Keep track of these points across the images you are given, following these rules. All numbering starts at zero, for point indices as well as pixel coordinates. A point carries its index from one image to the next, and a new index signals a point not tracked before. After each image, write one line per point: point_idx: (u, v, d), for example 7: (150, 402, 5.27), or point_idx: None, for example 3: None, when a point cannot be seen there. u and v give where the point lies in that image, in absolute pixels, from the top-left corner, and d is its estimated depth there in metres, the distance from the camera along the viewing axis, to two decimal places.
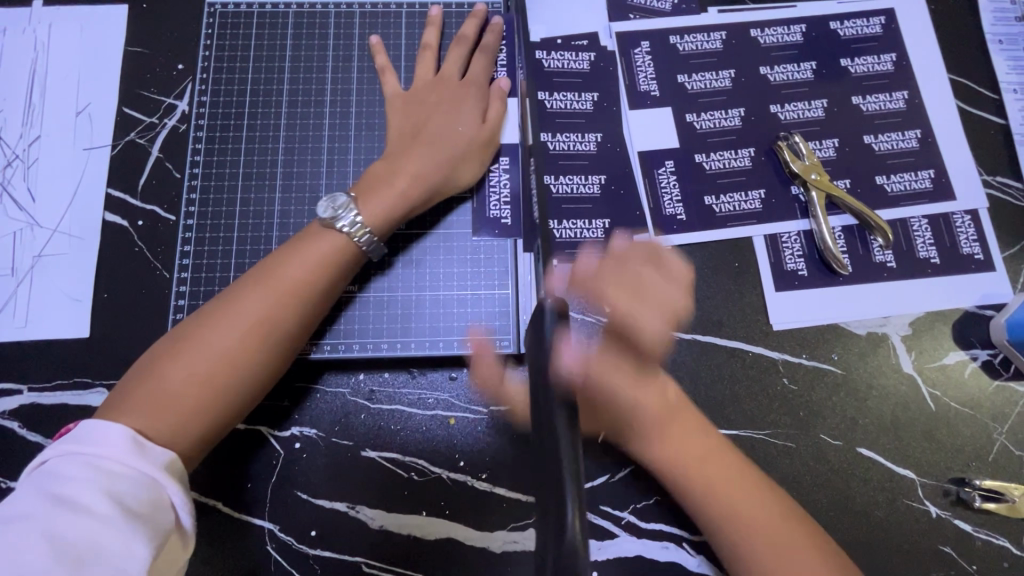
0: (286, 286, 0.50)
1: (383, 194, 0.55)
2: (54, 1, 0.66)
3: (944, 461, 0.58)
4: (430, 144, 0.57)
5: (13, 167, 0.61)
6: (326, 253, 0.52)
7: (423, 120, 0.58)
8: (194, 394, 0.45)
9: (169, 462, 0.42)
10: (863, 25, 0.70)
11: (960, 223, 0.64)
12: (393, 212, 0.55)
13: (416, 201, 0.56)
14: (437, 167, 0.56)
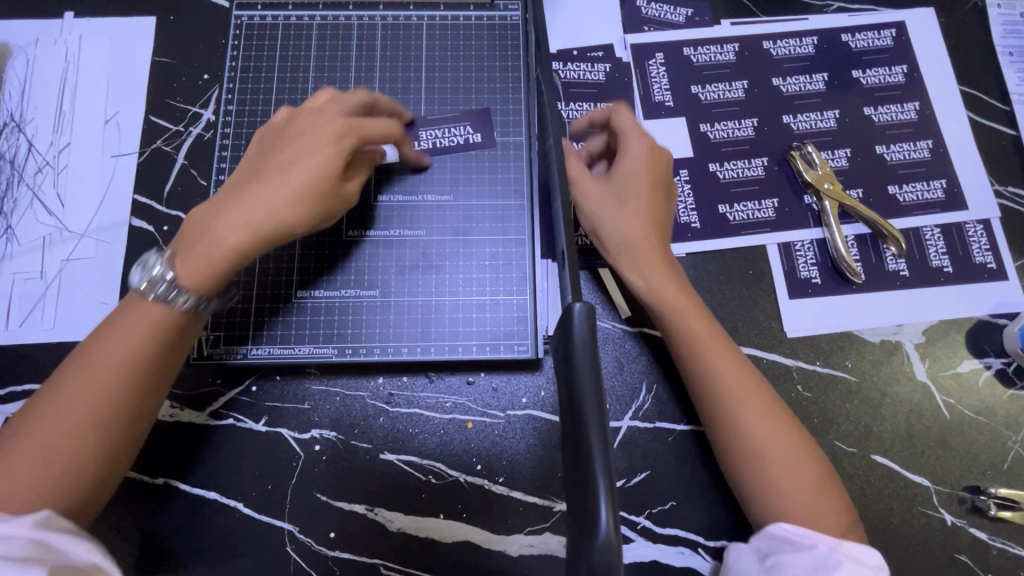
0: (118, 359, 0.46)
1: (200, 252, 0.48)
2: (85, 12, 0.68)
3: (958, 469, 0.59)
4: (265, 194, 0.49)
5: (43, 173, 0.63)
6: (155, 319, 0.47)
7: (271, 162, 0.51)
8: (39, 483, 0.42)
9: (45, 521, 0.41)
10: (874, 38, 0.71)
11: (972, 232, 0.65)
12: (209, 272, 0.47)
13: (237, 259, 0.48)
14: (269, 220, 0.48)
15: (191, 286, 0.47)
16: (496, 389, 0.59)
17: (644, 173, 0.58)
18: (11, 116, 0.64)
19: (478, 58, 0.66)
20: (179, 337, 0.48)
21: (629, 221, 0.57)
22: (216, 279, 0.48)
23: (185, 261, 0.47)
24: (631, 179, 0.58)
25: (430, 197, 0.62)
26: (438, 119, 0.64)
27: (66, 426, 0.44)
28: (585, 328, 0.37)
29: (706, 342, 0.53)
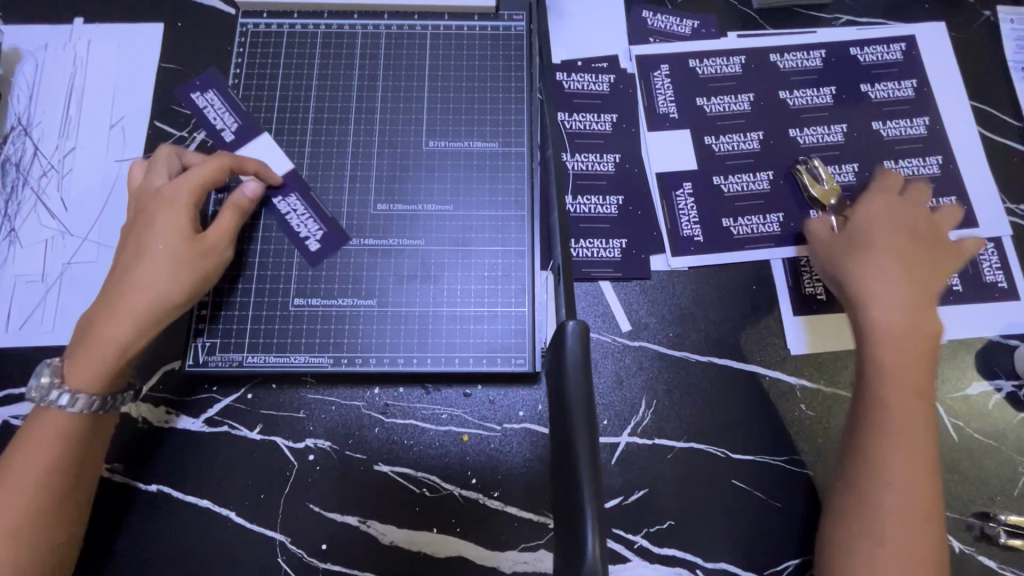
0: (26, 478, 0.48)
1: (87, 357, 0.49)
2: (95, 19, 0.68)
3: (967, 494, 0.57)
4: (135, 288, 0.51)
5: (48, 177, 0.63)
6: (56, 429, 0.49)
7: (132, 254, 0.52)
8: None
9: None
10: (884, 51, 0.70)
11: (983, 250, 0.64)
12: (103, 371, 0.50)
13: (128, 352, 0.50)
14: (148, 308, 0.51)
15: (87, 387, 0.49)
16: (493, 402, 0.58)
17: (895, 222, 0.57)
18: (18, 120, 0.65)
19: (481, 68, 0.66)
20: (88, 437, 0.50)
21: (867, 257, 0.55)
22: (112, 374, 0.50)
23: (72, 370, 0.49)
24: (879, 224, 0.57)
25: (430, 207, 0.62)
26: (440, 129, 0.64)
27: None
28: (574, 346, 0.38)
29: (901, 385, 0.50)
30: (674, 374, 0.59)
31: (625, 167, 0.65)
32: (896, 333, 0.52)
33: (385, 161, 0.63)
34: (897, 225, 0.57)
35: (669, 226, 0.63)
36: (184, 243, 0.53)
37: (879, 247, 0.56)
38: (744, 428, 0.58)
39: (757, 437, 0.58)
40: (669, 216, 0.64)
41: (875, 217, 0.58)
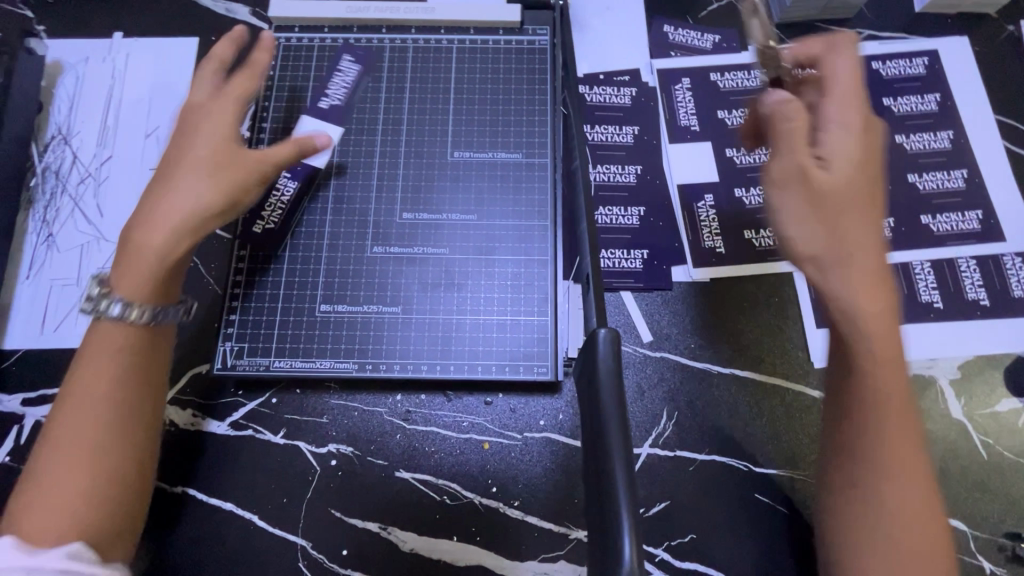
0: (93, 391, 0.44)
1: (137, 261, 0.47)
2: (133, 33, 0.71)
3: (998, 514, 0.56)
4: (179, 192, 0.49)
5: (85, 184, 0.66)
6: (115, 342, 0.46)
7: (177, 164, 0.50)
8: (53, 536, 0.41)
9: (74, 554, 0.40)
10: (906, 66, 0.70)
11: (1010, 265, 0.63)
12: (156, 274, 0.47)
13: (177, 253, 0.48)
14: (194, 210, 0.48)
15: (142, 292, 0.46)
16: (513, 410, 0.58)
17: (860, 162, 0.45)
18: (59, 129, 0.67)
19: (506, 81, 0.67)
20: (148, 349, 0.47)
21: (842, 229, 0.44)
22: (161, 279, 0.47)
23: (121, 278, 0.46)
24: (851, 178, 0.45)
25: (454, 217, 0.62)
26: (465, 140, 0.65)
27: (68, 471, 0.42)
28: (607, 355, 0.39)
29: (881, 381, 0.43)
30: (696, 385, 0.59)
31: (647, 178, 0.65)
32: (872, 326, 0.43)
33: (411, 170, 0.64)
34: (862, 166, 0.46)
35: (691, 238, 0.64)
36: (231, 157, 0.51)
37: (852, 214, 0.44)
38: (767, 441, 0.57)
39: (781, 450, 0.57)
40: (690, 227, 0.64)
41: (844, 166, 0.45)
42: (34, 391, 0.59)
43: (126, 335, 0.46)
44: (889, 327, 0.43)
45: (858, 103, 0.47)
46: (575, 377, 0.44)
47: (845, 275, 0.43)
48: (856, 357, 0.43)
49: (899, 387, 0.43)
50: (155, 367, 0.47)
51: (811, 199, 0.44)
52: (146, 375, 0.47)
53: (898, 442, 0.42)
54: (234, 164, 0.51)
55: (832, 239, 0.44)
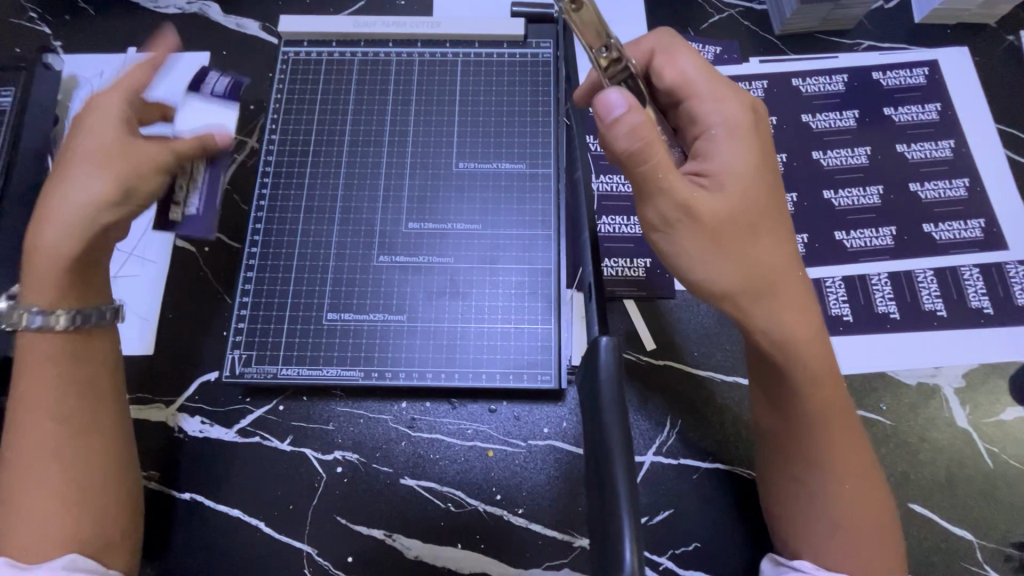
0: (38, 412, 0.48)
1: (40, 270, 0.49)
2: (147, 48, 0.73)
3: (1006, 524, 0.55)
4: (68, 192, 0.50)
5: None
6: (43, 356, 0.49)
7: (64, 166, 0.51)
8: (40, 538, 0.45)
9: (71, 561, 0.44)
10: (906, 76, 0.71)
11: (1014, 273, 0.63)
12: (53, 276, 0.49)
13: (74, 252, 0.49)
14: (82, 203, 0.49)
15: (53, 301, 0.49)
16: (518, 418, 0.59)
17: (753, 168, 0.46)
18: None
19: (509, 93, 0.68)
20: (85, 356, 0.51)
21: (749, 254, 0.45)
22: (61, 284, 0.49)
23: (28, 292, 0.49)
24: (748, 194, 0.45)
25: (458, 226, 0.63)
26: (469, 151, 0.66)
27: (34, 479, 0.46)
28: (608, 361, 0.39)
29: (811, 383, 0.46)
30: (699, 394, 0.59)
31: None
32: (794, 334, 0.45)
33: (416, 181, 0.65)
34: (755, 170, 0.46)
35: None
36: (123, 147, 0.51)
37: (756, 232, 0.45)
38: None
39: None
40: None
41: (737, 182, 0.45)
42: None
43: (54, 345, 0.49)
44: (812, 325, 0.46)
45: (733, 97, 0.49)
46: (580, 390, 0.43)
47: (764, 305, 0.45)
48: (784, 370, 0.47)
49: (829, 387, 0.47)
50: (95, 371, 0.51)
51: (711, 232, 0.44)
52: (88, 381, 0.50)
53: (835, 434, 0.47)
54: (125, 152, 0.51)
55: (747, 268, 0.44)
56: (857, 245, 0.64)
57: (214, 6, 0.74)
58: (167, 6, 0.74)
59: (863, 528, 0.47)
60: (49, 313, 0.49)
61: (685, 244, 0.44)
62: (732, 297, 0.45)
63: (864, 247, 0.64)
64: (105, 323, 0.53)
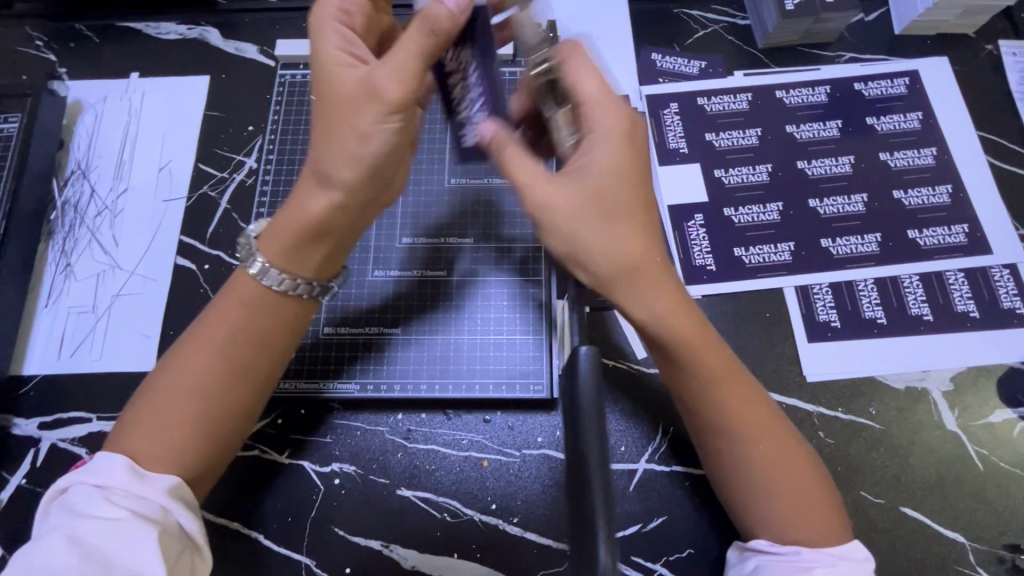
0: (213, 340, 0.48)
1: (279, 226, 0.49)
2: (149, 73, 0.75)
3: (997, 526, 0.56)
4: (322, 162, 0.47)
5: (102, 216, 0.69)
6: (243, 296, 0.49)
7: (320, 110, 0.47)
8: (161, 452, 0.45)
9: (172, 487, 0.44)
10: (888, 86, 0.73)
11: (998, 277, 0.64)
12: (282, 246, 0.49)
13: (323, 227, 0.48)
14: (341, 179, 0.46)
15: (275, 261, 0.49)
16: (512, 428, 0.59)
17: (621, 161, 0.46)
18: (78, 165, 0.71)
19: None
20: (278, 317, 0.50)
21: (613, 243, 0.45)
22: (293, 254, 0.49)
23: (263, 238, 0.50)
24: (607, 186, 0.46)
25: (451, 240, 0.65)
26: (462, 166, 0.68)
27: (181, 401, 0.46)
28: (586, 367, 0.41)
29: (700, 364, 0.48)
30: None
31: None
32: (668, 326, 0.47)
33: (411, 196, 0.67)
34: (622, 169, 0.46)
35: (682, 257, 0.66)
36: (354, 100, 0.45)
37: (613, 224, 0.46)
38: None
39: None
40: (682, 246, 0.66)
41: (603, 175, 0.46)
42: (50, 415, 0.61)
43: (256, 293, 0.49)
44: (682, 309, 0.47)
45: (616, 101, 0.48)
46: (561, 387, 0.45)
47: (629, 289, 0.46)
48: (669, 352, 0.48)
49: (714, 359, 0.48)
50: (277, 333, 0.50)
51: (576, 220, 0.45)
52: (265, 339, 0.49)
53: (731, 409, 0.48)
54: (359, 101, 0.45)
55: (613, 257, 0.45)
56: (844, 252, 0.65)
57: (213, 31, 0.77)
58: (168, 32, 0.77)
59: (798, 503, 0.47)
60: (269, 270, 0.49)
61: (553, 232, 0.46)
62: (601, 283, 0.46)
63: (850, 253, 0.65)
64: (313, 298, 0.52)
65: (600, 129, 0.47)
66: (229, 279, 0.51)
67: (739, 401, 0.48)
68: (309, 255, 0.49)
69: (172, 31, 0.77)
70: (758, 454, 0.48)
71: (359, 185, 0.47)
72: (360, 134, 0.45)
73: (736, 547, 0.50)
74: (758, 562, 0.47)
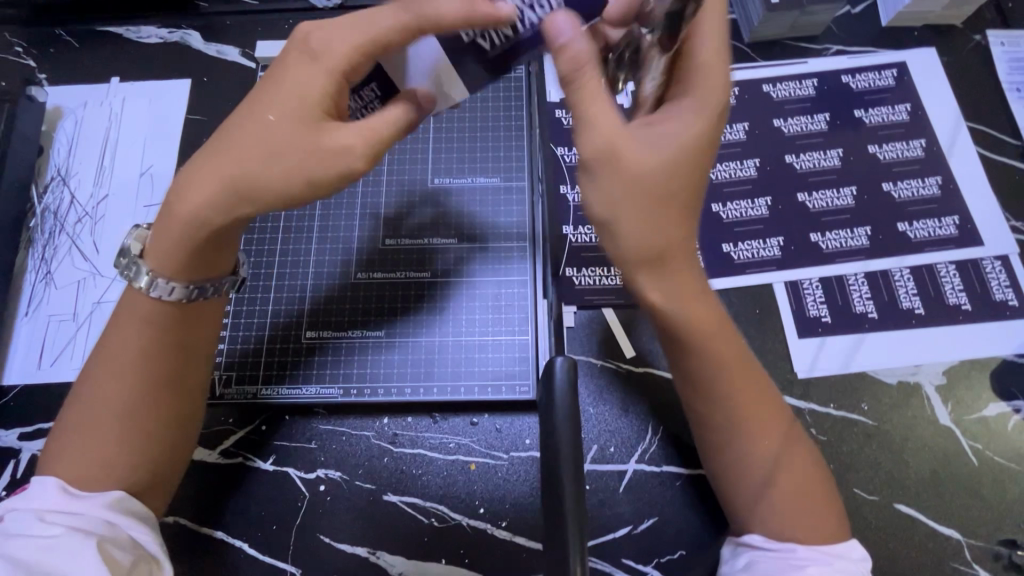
0: (120, 357, 0.48)
1: (165, 238, 0.46)
2: (129, 77, 0.75)
3: (993, 521, 0.55)
4: (246, 186, 0.44)
5: (83, 222, 0.68)
6: (143, 311, 0.48)
7: (246, 132, 0.44)
8: (92, 476, 0.45)
9: (115, 500, 0.45)
10: (876, 78, 0.72)
11: (990, 269, 0.63)
12: (178, 253, 0.47)
13: (222, 232, 0.46)
14: (261, 204, 0.45)
15: (175, 272, 0.47)
16: (499, 430, 0.59)
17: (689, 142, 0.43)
18: (58, 171, 0.70)
19: (484, 110, 0.70)
20: (189, 329, 0.50)
21: (653, 227, 0.43)
22: (193, 264, 0.48)
23: (149, 252, 0.47)
24: (672, 166, 0.43)
25: (436, 241, 0.64)
26: (445, 166, 0.67)
27: (104, 423, 0.47)
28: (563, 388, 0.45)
29: (717, 352, 0.47)
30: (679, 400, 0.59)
31: None
32: (696, 318, 0.46)
33: (394, 197, 0.66)
34: (693, 151, 0.43)
35: None
36: (337, 147, 0.44)
37: (663, 206, 0.43)
38: None
39: None
40: None
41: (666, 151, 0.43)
42: (31, 425, 0.60)
43: (160, 311, 0.48)
44: (709, 311, 0.47)
45: (719, 75, 0.45)
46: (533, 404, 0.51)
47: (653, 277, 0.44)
48: (690, 346, 0.47)
49: (731, 353, 0.48)
50: (192, 338, 0.50)
51: (633, 190, 0.42)
52: (179, 351, 0.49)
53: (745, 404, 0.48)
54: (297, 147, 0.43)
55: (644, 242, 0.43)
56: (833, 246, 0.65)
57: (194, 34, 0.76)
58: (149, 36, 0.76)
59: (797, 504, 0.47)
60: (161, 281, 0.47)
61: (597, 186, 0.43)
62: (630, 264, 0.43)
63: (840, 248, 0.65)
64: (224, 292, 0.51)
65: (683, 112, 0.44)
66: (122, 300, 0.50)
67: (756, 398, 0.48)
68: (213, 258, 0.49)
69: (153, 35, 0.76)
70: (765, 452, 0.48)
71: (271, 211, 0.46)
72: (297, 170, 0.43)
73: (728, 543, 0.50)
74: (750, 558, 0.47)
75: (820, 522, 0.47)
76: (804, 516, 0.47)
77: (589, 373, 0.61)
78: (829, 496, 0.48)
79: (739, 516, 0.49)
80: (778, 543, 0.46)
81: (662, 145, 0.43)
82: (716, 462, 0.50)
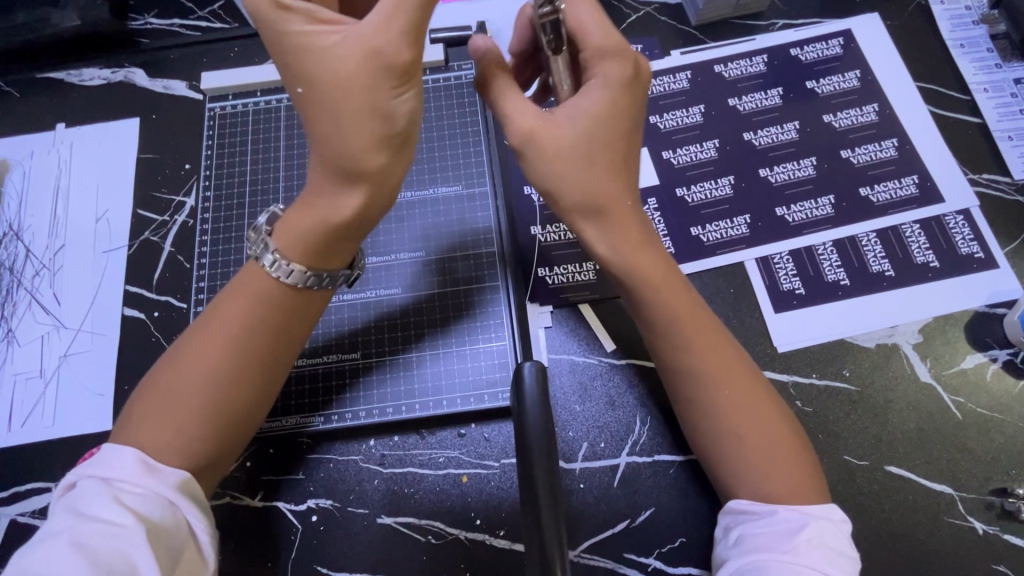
0: (224, 331, 0.47)
1: (294, 219, 0.47)
2: (75, 122, 0.73)
3: (981, 472, 0.56)
4: (334, 156, 0.44)
5: (41, 276, 0.66)
6: (254, 291, 0.48)
7: (311, 99, 0.43)
8: (168, 442, 0.44)
9: (181, 482, 0.43)
10: (824, 48, 0.73)
11: (953, 224, 0.64)
12: (312, 237, 0.47)
13: (358, 227, 0.47)
14: (361, 180, 0.44)
15: (297, 256, 0.48)
16: (487, 438, 0.58)
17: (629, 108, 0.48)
18: (10, 226, 0.68)
19: (441, 119, 0.70)
20: (297, 305, 0.49)
21: (605, 178, 0.48)
22: (317, 249, 0.48)
23: (278, 235, 0.48)
24: (608, 122, 0.47)
25: (404, 255, 0.64)
26: (407, 179, 0.67)
27: (187, 390, 0.46)
28: (533, 382, 0.48)
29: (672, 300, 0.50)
30: (663, 389, 0.59)
31: None
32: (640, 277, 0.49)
33: None
34: (610, 114, 0.47)
35: None
36: (362, 75, 0.41)
37: (597, 165, 0.47)
38: None
39: None
40: None
41: (592, 112, 0.46)
42: (7, 490, 0.58)
43: (272, 288, 0.48)
44: (660, 267, 0.50)
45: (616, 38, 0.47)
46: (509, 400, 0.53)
47: (599, 225, 0.49)
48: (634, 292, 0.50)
49: (686, 310, 0.50)
50: (292, 323, 0.49)
51: (551, 154, 0.47)
52: (282, 325, 0.49)
53: (708, 357, 0.49)
54: (362, 68, 0.41)
55: (589, 191, 0.47)
56: (799, 218, 0.65)
57: (138, 72, 0.75)
58: (91, 78, 0.74)
59: (769, 457, 0.48)
60: (282, 262, 0.47)
61: (548, 142, 0.47)
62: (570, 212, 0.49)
63: (806, 219, 0.65)
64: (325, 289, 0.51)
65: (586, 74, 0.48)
66: (239, 272, 0.50)
67: (725, 353, 0.50)
68: (336, 248, 0.48)
69: (95, 76, 0.74)
70: (728, 403, 0.49)
71: (389, 174, 0.45)
72: (378, 111, 0.42)
73: (719, 523, 0.49)
74: (740, 532, 0.46)
75: (796, 478, 0.47)
76: (785, 475, 0.47)
77: (570, 371, 0.60)
78: (805, 457, 0.48)
79: (714, 468, 0.50)
80: (762, 506, 0.46)
81: (592, 101, 0.47)
82: (687, 407, 0.51)
